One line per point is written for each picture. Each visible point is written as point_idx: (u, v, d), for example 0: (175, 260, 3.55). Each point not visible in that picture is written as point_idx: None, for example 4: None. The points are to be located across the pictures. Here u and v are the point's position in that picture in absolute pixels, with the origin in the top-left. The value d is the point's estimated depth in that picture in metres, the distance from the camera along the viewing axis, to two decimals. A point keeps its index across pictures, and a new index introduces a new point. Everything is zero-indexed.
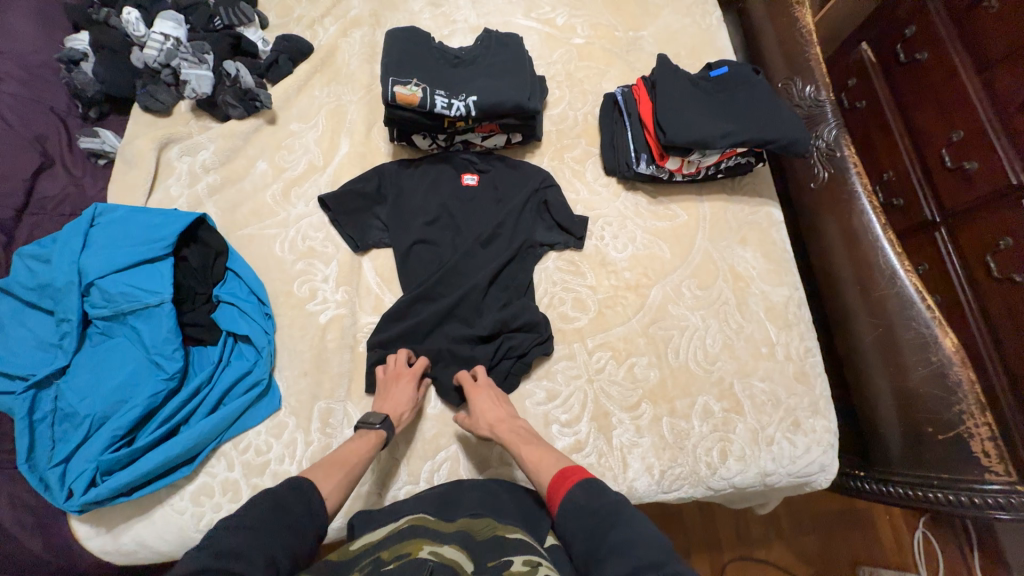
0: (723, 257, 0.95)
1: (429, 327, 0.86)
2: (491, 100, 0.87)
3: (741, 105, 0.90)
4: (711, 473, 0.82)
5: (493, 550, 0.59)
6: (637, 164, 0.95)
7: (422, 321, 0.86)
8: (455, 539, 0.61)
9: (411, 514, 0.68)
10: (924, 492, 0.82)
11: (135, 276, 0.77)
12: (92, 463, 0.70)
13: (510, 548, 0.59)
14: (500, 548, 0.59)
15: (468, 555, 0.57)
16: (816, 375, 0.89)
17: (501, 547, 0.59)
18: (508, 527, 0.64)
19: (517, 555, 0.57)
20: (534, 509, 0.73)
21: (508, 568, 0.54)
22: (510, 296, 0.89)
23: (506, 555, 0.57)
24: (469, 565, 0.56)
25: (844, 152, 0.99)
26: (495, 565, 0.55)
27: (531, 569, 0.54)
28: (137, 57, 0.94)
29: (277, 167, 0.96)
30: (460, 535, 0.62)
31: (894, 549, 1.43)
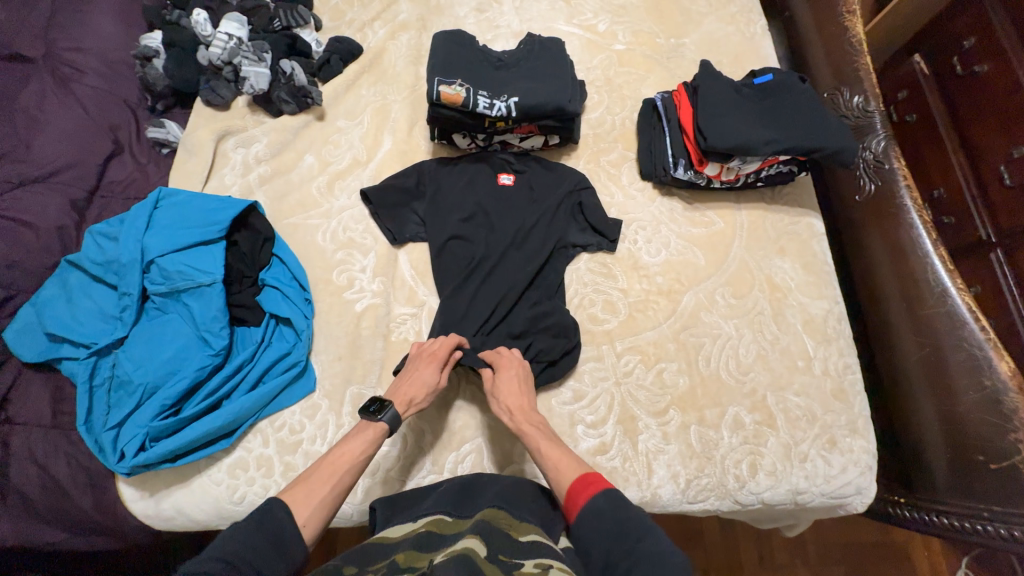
0: (760, 266, 0.93)
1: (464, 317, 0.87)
2: (531, 102, 0.89)
3: (786, 112, 0.89)
4: (740, 486, 0.80)
5: (507, 546, 0.58)
6: (674, 169, 0.95)
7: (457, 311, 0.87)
8: (471, 531, 0.60)
9: (430, 511, 0.67)
10: (972, 524, 0.77)
11: (191, 257, 0.83)
12: (143, 428, 0.74)
13: (524, 549, 0.58)
14: (513, 546, 0.58)
15: (482, 543, 0.57)
16: (856, 393, 0.86)
17: (516, 547, 0.58)
18: (524, 527, 0.63)
19: (529, 557, 0.56)
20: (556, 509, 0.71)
21: (519, 568, 0.54)
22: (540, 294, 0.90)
23: (518, 556, 0.56)
24: (483, 550, 0.55)
25: (893, 164, 0.96)
26: (506, 561, 0.55)
27: (542, 572, 0.53)
28: (203, 55, 1.01)
29: (323, 161, 1.01)
30: (477, 525, 0.61)
31: None
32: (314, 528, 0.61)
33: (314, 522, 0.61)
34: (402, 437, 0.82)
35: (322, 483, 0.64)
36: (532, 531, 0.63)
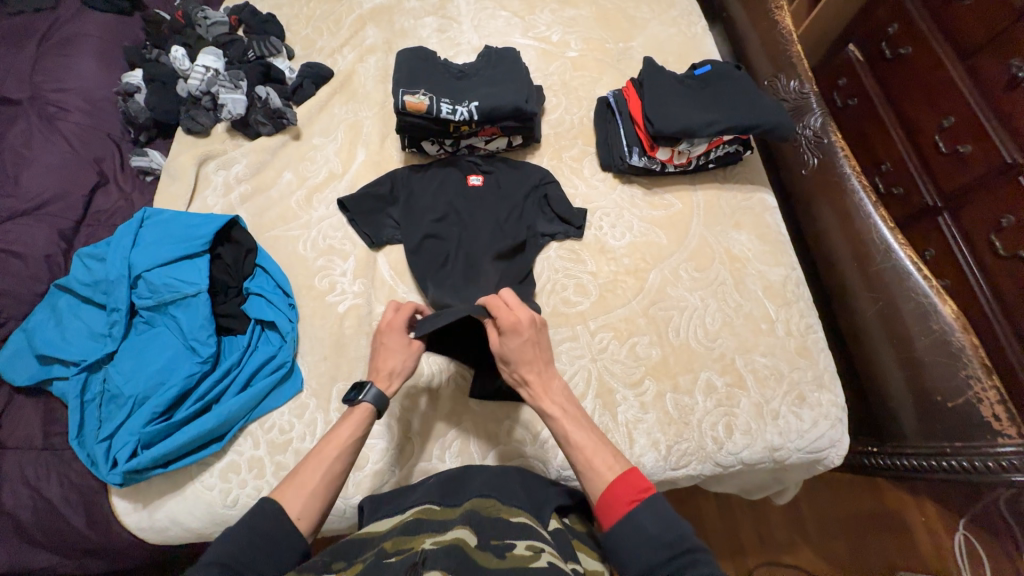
0: (718, 241, 0.99)
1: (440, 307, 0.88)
2: (491, 104, 0.96)
3: (725, 97, 0.97)
4: (718, 448, 0.83)
5: (499, 531, 0.61)
6: (630, 157, 1.02)
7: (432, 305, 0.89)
8: (460, 521, 0.62)
9: (418, 502, 0.70)
10: (938, 462, 0.81)
11: (176, 270, 0.86)
12: (134, 436, 0.76)
13: (514, 531, 0.61)
14: (504, 530, 0.61)
15: (472, 532, 0.59)
16: (819, 350, 0.90)
17: (507, 531, 0.61)
18: (513, 511, 0.66)
19: (521, 539, 0.59)
20: (542, 492, 0.73)
21: (511, 551, 0.56)
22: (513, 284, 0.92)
23: (510, 538, 0.59)
24: (473, 540, 0.58)
25: (831, 138, 1.03)
26: (498, 544, 0.57)
27: (534, 554, 0.55)
28: (182, 87, 1.08)
29: (301, 176, 1.06)
30: (466, 516, 0.63)
31: (934, 558, 1.30)
32: (309, 522, 0.62)
33: (308, 517, 0.62)
34: (390, 429, 0.85)
35: (311, 476, 0.65)
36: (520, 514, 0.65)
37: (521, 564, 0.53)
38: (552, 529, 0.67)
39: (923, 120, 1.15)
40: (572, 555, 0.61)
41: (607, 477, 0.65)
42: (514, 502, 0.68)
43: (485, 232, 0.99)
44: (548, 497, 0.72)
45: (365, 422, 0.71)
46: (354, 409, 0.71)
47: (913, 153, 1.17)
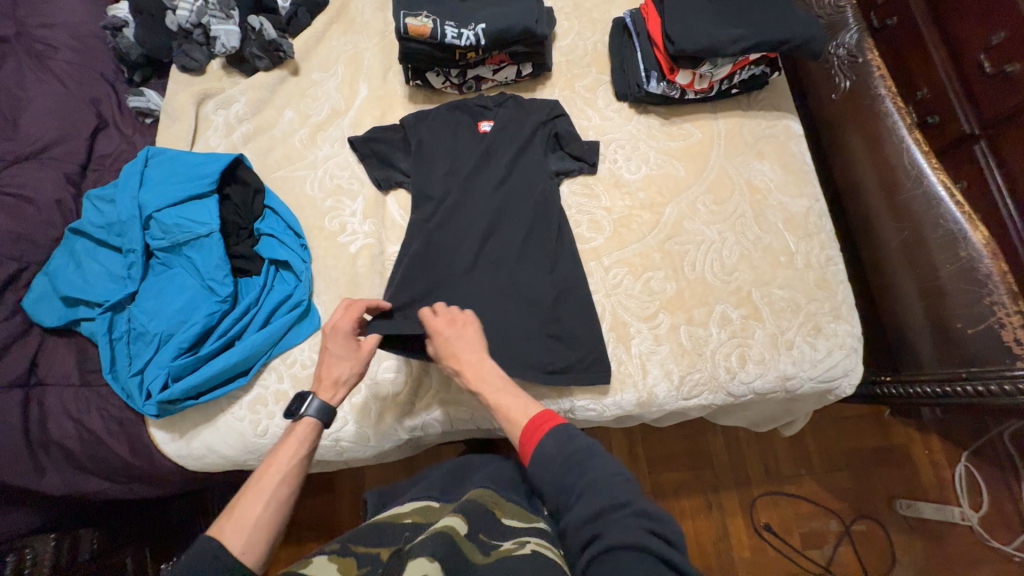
0: (739, 171, 0.94)
1: (475, 306, 0.84)
2: (499, 27, 0.90)
3: (752, 11, 0.89)
4: (731, 378, 0.84)
5: (487, 525, 0.62)
6: (647, 83, 0.95)
7: (458, 299, 0.85)
8: (454, 510, 0.63)
9: (417, 497, 0.72)
10: (950, 387, 0.82)
11: (186, 210, 0.86)
12: (163, 369, 0.79)
13: (504, 531, 0.62)
14: (496, 527, 0.62)
15: (463, 520, 0.60)
16: (838, 283, 0.88)
17: (496, 529, 0.62)
18: (507, 510, 0.67)
19: (507, 538, 0.60)
20: (533, 488, 0.76)
21: (498, 548, 0.58)
22: (546, 260, 0.88)
23: (499, 537, 0.60)
24: (463, 528, 0.58)
25: (866, 57, 0.96)
26: (486, 540, 0.59)
27: (520, 545, 0.58)
28: (171, 20, 1.01)
29: (302, 114, 1.03)
30: (462, 505, 0.64)
31: (935, 487, 1.33)
32: (255, 555, 0.57)
33: (255, 550, 0.57)
34: (408, 363, 0.87)
35: (253, 505, 0.59)
36: (517, 516, 0.66)
37: (505, 554, 0.56)
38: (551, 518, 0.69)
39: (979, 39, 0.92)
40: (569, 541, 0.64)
41: (522, 421, 0.66)
42: (511, 498, 0.70)
43: (482, 177, 0.93)
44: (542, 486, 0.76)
45: (311, 437, 0.69)
46: (299, 423, 0.69)
47: (947, 81, 0.99)
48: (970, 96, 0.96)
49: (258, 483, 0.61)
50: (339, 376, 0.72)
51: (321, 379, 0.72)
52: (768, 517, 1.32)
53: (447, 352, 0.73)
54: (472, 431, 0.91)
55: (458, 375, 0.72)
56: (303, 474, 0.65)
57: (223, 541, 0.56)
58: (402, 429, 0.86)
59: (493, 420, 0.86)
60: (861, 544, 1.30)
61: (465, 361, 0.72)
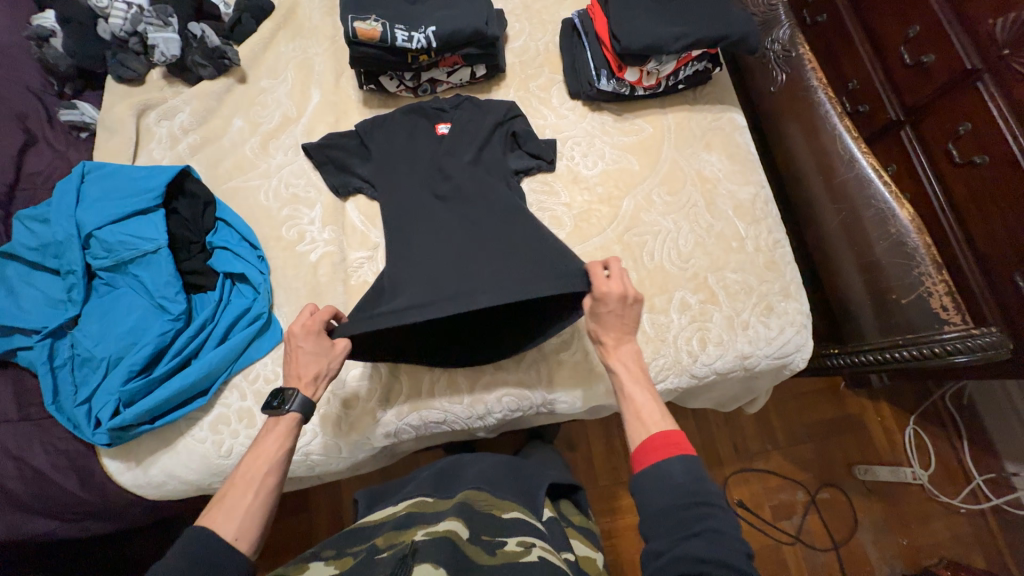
0: (690, 163, 0.99)
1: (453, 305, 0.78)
2: (449, 29, 0.90)
3: (692, 10, 0.93)
4: (693, 360, 0.88)
5: (488, 525, 0.64)
6: (598, 81, 0.98)
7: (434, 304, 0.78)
8: (453, 512, 0.64)
9: (412, 495, 0.72)
10: (891, 353, 0.87)
11: (130, 226, 0.81)
12: (114, 394, 0.75)
13: (506, 527, 0.64)
14: (499, 524, 0.64)
15: (463, 524, 0.61)
16: (786, 264, 0.94)
17: (497, 527, 0.64)
18: (505, 506, 0.69)
19: (511, 535, 0.62)
20: (529, 485, 0.78)
21: (503, 547, 0.59)
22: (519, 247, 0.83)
23: (502, 534, 0.62)
24: (465, 533, 0.60)
25: (799, 51, 1.02)
26: (490, 540, 0.60)
27: (525, 549, 0.59)
28: (103, 28, 0.97)
29: (252, 122, 1.00)
30: (457, 507, 0.65)
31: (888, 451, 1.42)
32: (249, 540, 0.59)
33: (248, 535, 0.59)
34: (375, 368, 0.86)
35: (244, 494, 0.62)
36: (513, 508, 0.69)
37: (512, 559, 0.57)
38: (547, 517, 0.73)
39: (900, 32, 0.98)
40: (565, 543, 0.68)
41: (653, 429, 0.67)
42: (506, 495, 0.72)
43: (441, 177, 0.92)
44: (540, 485, 0.77)
45: (293, 432, 0.69)
46: (280, 418, 0.69)
47: (873, 71, 1.05)
48: (892, 84, 1.02)
49: (247, 472, 0.64)
50: (315, 373, 0.71)
51: (296, 376, 0.71)
52: (741, 493, 1.38)
53: (601, 321, 0.75)
54: (447, 432, 0.90)
55: (600, 345, 0.76)
56: (286, 466, 0.67)
57: (215, 528, 0.58)
58: (374, 437, 0.84)
59: (466, 419, 0.86)
60: (826, 511, 1.37)
61: (610, 337, 0.75)
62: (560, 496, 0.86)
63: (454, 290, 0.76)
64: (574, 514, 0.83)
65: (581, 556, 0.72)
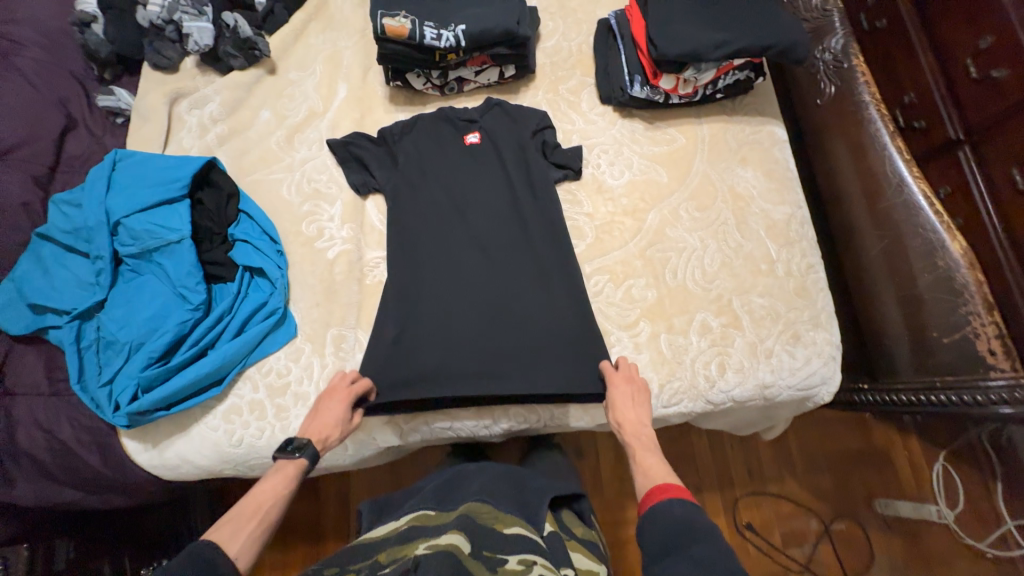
0: (723, 178, 0.94)
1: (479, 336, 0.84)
2: (479, 28, 0.88)
3: (738, 16, 0.88)
4: (710, 386, 0.84)
5: (491, 540, 0.63)
6: (631, 87, 0.94)
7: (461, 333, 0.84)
8: (454, 526, 0.64)
9: (414, 508, 0.72)
10: (927, 396, 0.82)
11: (156, 215, 0.83)
12: (133, 379, 0.77)
13: (507, 542, 0.63)
14: (498, 540, 0.63)
15: (466, 539, 0.61)
16: (818, 291, 0.88)
17: (500, 542, 0.63)
18: (508, 520, 0.68)
19: (515, 552, 0.61)
20: (530, 497, 0.77)
21: (504, 565, 0.59)
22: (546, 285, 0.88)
23: (504, 551, 0.61)
24: (466, 547, 0.60)
25: (852, 63, 0.96)
26: (491, 557, 0.60)
27: (526, 568, 0.58)
28: (142, 16, 0.98)
29: (279, 115, 1.00)
30: (461, 520, 0.65)
31: (913, 487, 1.35)
32: (247, 560, 0.61)
33: (246, 557, 0.61)
34: None
35: (247, 521, 0.63)
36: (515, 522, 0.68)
37: None
38: (548, 532, 0.71)
39: (970, 45, 0.88)
40: (566, 558, 0.67)
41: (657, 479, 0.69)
42: (509, 509, 0.71)
43: (468, 193, 0.93)
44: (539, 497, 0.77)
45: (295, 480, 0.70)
46: (285, 463, 0.70)
47: (933, 83, 0.95)
48: (954, 97, 0.93)
49: (254, 500, 0.65)
50: (325, 434, 0.73)
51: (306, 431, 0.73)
52: (750, 516, 1.34)
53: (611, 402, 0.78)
54: (452, 437, 0.91)
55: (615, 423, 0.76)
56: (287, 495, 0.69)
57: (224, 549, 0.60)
58: (378, 437, 0.85)
59: (473, 427, 0.86)
60: (840, 542, 1.32)
61: (624, 414, 0.76)
62: (562, 506, 0.84)
63: (473, 347, 0.84)
64: (576, 525, 0.81)
65: (582, 569, 0.71)
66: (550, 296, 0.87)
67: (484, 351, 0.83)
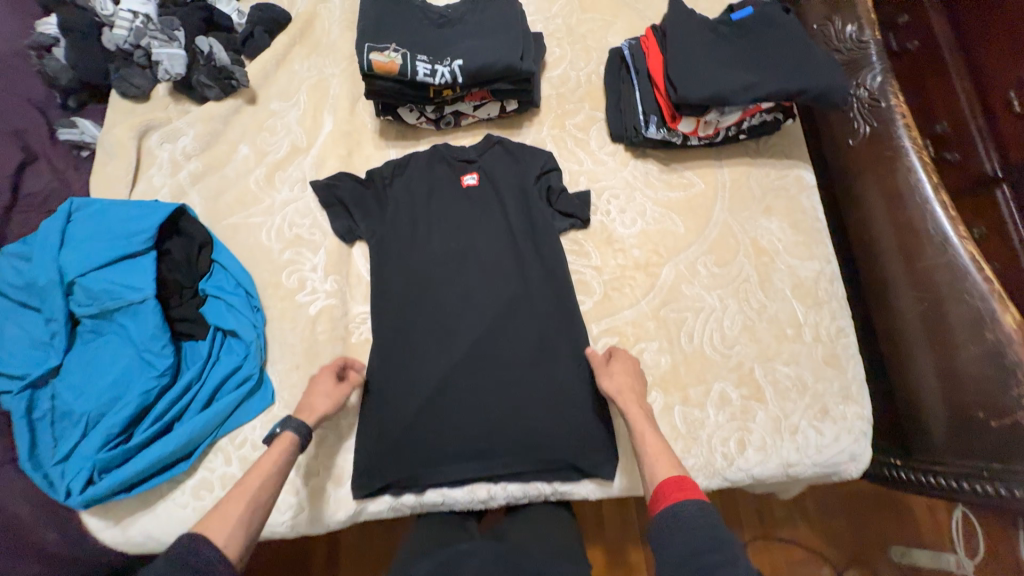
0: (745, 229, 0.85)
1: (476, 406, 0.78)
2: (478, 63, 0.79)
3: (765, 53, 0.79)
4: (728, 465, 0.75)
5: None
6: (646, 128, 0.85)
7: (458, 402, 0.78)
8: None
9: None
10: (970, 484, 0.75)
11: (117, 272, 0.75)
12: (89, 460, 0.69)
13: None
14: None
15: None
16: (849, 358, 0.80)
17: None
18: None
19: None
20: None
21: None
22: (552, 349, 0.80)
23: None
24: None
25: (890, 101, 0.85)
26: None
27: None
28: (108, 39, 0.89)
29: (258, 150, 0.91)
30: None
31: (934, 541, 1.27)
32: None
33: None
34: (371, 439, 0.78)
35: None
36: None
37: None
38: None
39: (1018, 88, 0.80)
40: None
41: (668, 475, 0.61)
42: None
43: (465, 243, 0.85)
44: None
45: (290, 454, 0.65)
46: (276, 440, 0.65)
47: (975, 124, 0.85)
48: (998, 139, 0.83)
49: None
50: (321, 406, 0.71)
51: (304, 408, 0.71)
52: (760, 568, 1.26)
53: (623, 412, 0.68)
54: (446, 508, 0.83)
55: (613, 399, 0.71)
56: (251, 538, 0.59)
57: None
58: (363, 513, 0.77)
59: (466, 503, 0.77)
60: None
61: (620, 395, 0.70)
62: None
63: (469, 417, 0.78)
64: None
65: None
66: (555, 361, 0.80)
67: (483, 422, 0.78)
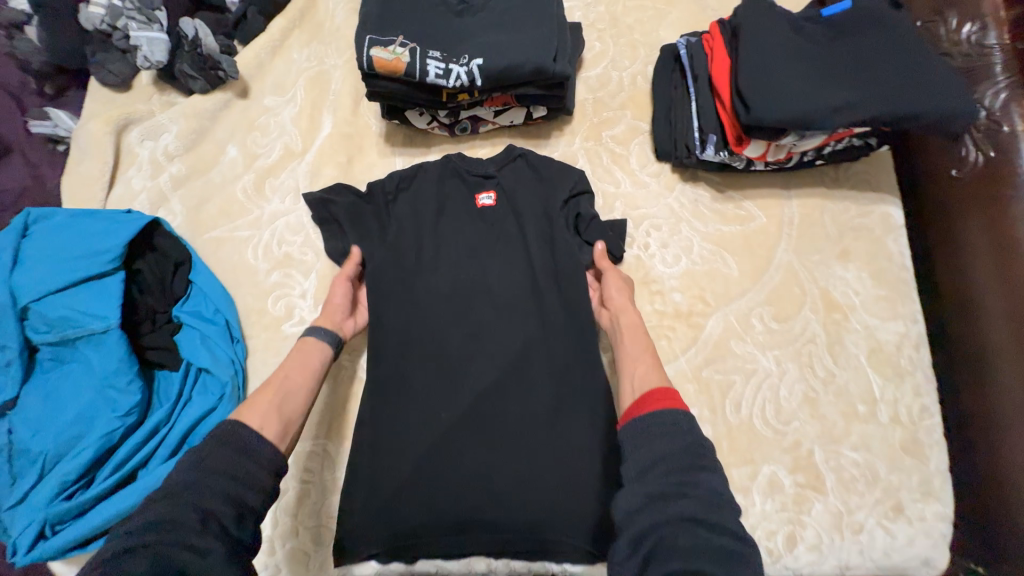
0: (814, 277, 0.71)
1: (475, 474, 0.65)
2: (501, 64, 0.65)
3: (863, 62, 0.63)
4: (772, 562, 0.62)
5: None
6: (702, 149, 0.71)
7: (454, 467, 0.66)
8: None
9: None
10: None
11: (79, 296, 0.65)
12: (39, 513, 0.61)
13: None
14: None
15: None
16: (934, 445, 0.66)
17: None
18: None
19: None
20: None
21: None
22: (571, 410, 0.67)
23: None
24: None
25: (1017, 124, 0.64)
26: None
27: None
28: (84, 16, 0.77)
29: (248, 153, 0.80)
30: None
31: None
32: None
33: None
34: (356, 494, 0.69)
35: None
36: None
37: None
38: None
39: None
40: None
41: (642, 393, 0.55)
42: None
43: (474, 275, 0.72)
44: None
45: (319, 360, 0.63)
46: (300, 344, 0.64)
47: None
48: None
49: None
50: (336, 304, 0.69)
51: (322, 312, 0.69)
52: None
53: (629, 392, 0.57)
54: None
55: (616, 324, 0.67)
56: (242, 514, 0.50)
57: None
58: None
59: None
60: None
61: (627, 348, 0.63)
62: None
63: (466, 485, 0.65)
64: None
65: None
66: (575, 425, 0.67)
67: (481, 495, 0.64)
